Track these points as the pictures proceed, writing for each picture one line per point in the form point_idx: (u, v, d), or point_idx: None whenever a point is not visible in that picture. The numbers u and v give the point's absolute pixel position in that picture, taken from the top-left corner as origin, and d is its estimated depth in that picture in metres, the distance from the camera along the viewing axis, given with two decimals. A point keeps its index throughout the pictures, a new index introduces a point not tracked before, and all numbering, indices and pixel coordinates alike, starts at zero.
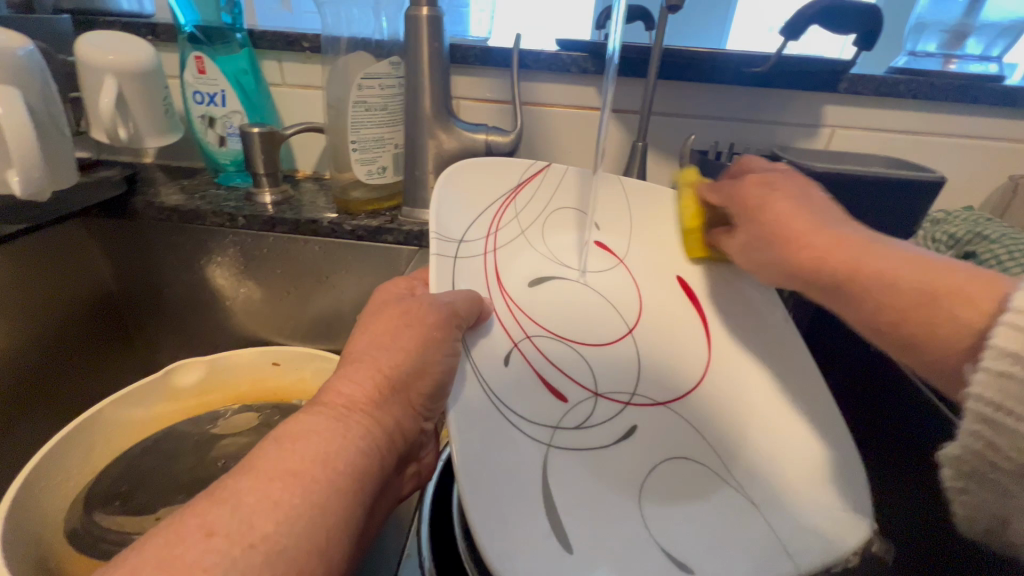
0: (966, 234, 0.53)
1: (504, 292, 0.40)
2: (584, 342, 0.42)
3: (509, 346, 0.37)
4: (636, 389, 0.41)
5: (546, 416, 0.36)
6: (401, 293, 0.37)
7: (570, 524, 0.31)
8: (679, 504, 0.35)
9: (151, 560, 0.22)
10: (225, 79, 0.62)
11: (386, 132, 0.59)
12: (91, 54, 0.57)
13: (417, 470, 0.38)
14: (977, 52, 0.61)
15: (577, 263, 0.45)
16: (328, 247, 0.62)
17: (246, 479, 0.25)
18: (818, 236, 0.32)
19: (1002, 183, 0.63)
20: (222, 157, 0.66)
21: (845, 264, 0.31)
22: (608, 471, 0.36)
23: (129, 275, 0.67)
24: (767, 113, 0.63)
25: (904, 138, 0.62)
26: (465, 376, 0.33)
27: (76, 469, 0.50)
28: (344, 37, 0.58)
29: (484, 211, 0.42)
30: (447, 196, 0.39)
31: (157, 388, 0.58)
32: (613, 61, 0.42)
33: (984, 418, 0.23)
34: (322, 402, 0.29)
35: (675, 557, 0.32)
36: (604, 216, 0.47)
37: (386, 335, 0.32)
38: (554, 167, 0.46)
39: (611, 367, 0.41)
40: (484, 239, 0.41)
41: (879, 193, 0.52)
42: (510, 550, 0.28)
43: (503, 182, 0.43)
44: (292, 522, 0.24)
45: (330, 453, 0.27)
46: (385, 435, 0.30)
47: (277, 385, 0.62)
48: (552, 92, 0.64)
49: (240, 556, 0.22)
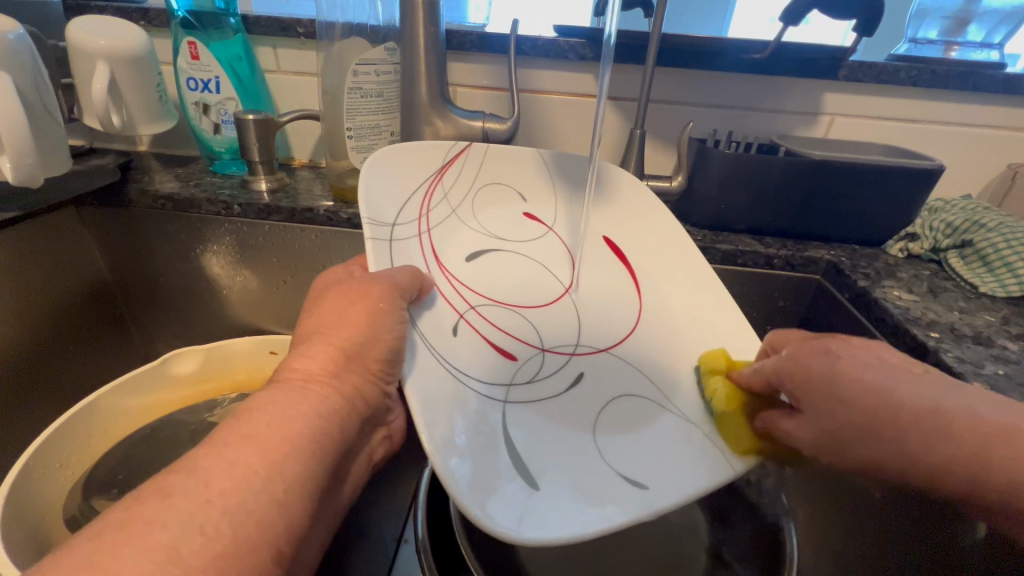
0: (964, 222, 0.53)
1: (443, 269, 0.42)
2: (524, 304, 0.43)
3: (454, 317, 0.39)
4: (579, 340, 0.42)
5: (499, 375, 0.37)
6: (342, 274, 0.37)
7: (529, 462, 0.32)
8: (628, 431, 0.36)
9: (116, 527, 0.21)
10: (219, 65, 0.61)
11: (382, 120, 0.59)
12: (83, 39, 0.56)
13: (386, 435, 0.39)
14: (978, 39, 0.61)
15: (511, 234, 0.47)
16: (324, 236, 0.61)
17: (206, 448, 0.25)
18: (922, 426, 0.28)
19: (1001, 172, 0.63)
20: (218, 145, 0.66)
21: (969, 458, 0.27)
22: (561, 416, 0.36)
23: (125, 265, 0.67)
24: (766, 101, 0.62)
25: (904, 127, 0.62)
26: (415, 346, 0.34)
27: (74, 456, 0.51)
28: (338, 22, 0.57)
29: (414, 193, 0.42)
30: (375, 182, 0.39)
31: (155, 377, 0.58)
32: (609, 47, 0.41)
33: None
34: (277, 378, 0.30)
35: (628, 476, 0.32)
36: (530, 188, 0.49)
37: (335, 312, 0.33)
38: (477, 145, 0.46)
39: (553, 327, 0.42)
40: (416, 221, 0.42)
41: (876, 180, 0.51)
42: (474, 487, 0.28)
43: (428, 164, 0.44)
44: (252, 483, 0.24)
45: (284, 418, 0.27)
46: (341, 399, 0.30)
47: (276, 374, 0.62)
48: (550, 79, 0.64)
49: (198, 513, 0.22)
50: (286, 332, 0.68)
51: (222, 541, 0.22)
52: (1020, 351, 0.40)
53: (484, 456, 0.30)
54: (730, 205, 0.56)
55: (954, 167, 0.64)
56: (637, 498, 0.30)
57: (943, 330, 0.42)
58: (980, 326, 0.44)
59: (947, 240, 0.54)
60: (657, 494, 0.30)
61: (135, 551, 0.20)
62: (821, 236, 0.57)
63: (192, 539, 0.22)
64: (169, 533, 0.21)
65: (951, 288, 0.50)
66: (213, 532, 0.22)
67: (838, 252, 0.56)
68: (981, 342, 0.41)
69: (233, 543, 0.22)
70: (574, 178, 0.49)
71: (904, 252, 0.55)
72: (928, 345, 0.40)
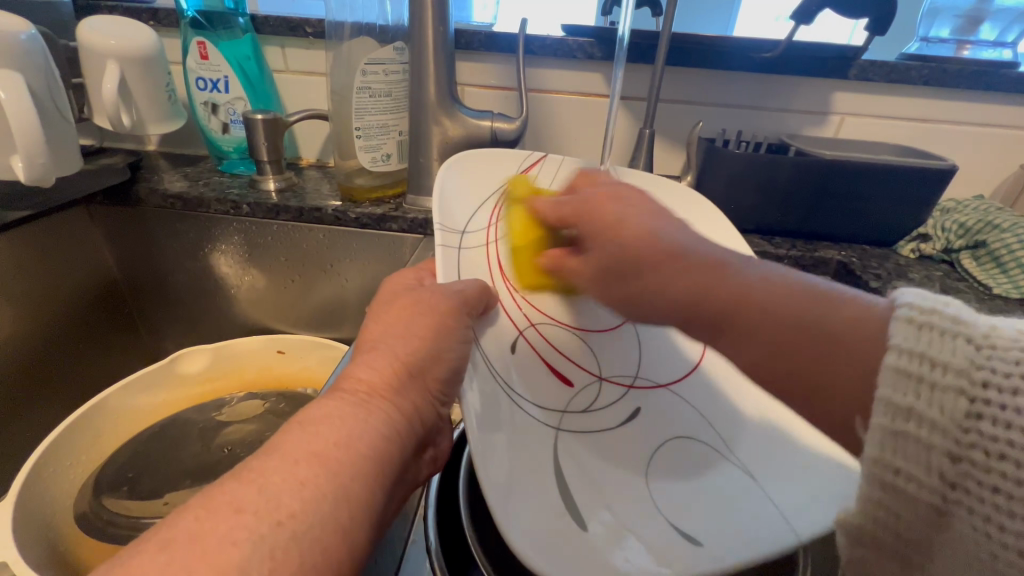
0: (977, 223, 0.52)
1: (509, 281, 0.41)
2: (586, 328, 0.43)
3: (514, 334, 0.40)
4: (638, 372, 0.43)
5: (554, 402, 0.39)
6: (410, 283, 0.37)
7: (580, 505, 0.33)
8: (685, 479, 0.37)
9: (179, 539, 0.21)
10: (227, 65, 0.61)
11: (391, 119, 0.58)
12: (95, 39, 0.56)
13: (433, 455, 0.34)
14: (990, 38, 0.60)
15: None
16: (333, 235, 0.61)
17: (276, 458, 0.24)
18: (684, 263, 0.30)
19: (1013, 172, 0.63)
20: (226, 145, 0.66)
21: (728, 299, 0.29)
22: (615, 453, 0.39)
23: (135, 264, 0.67)
24: (775, 100, 0.62)
25: (915, 127, 0.61)
26: (476, 364, 0.34)
27: (84, 454, 0.51)
28: (348, 23, 0.57)
29: (484, 203, 0.42)
30: (447, 187, 0.40)
31: (164, 375, 0.58)
32: (622, 47, 0.40)
33: (883, 485, 0.21)
34: (342, 389, 0.28)
35: (684, 532, 0.34)
36: None
37: (398, 324, 0.32)
38: (552, 156, 0.47)
39: (614, 355, 0.43)
40: (487, 229, 0.41)
41: (890, 180, 0.51)
42: (527, 529, 0.29)
43: (501, 174, 0.44)
44: (321, 504, 0.23)
45: (345, 431, 0.26)
46: (404, 420, 0.28)
47: (283, 373, 0.62)
48: (558, 79, 0.64)
49: (269, 534, 0.21)
50: (296, 331, 0.68)
51: (290, 565, 0.21)
52: None
53: (538, 495, 0.31)
54: (738, 206, 0.55)
55: (966, 167, 0.63)
56: (688, 557, 0.32)
57: None
58: None
59: (960, 240, 0.53)
60: (713, 553, 0.32)
61: (204, 567, 0.20)
62: (830, 236, 0.56)
63: (263, 561, 0.20)
64: (243, 553, 0.20)
65: (965, 289, 0.50)
66: (278, 551, 0.21)
67: (848, 252, 0.55)
68: None
69: (298, 567, 0.21)
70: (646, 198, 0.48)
71: (916, 252, 0.55)
72: None
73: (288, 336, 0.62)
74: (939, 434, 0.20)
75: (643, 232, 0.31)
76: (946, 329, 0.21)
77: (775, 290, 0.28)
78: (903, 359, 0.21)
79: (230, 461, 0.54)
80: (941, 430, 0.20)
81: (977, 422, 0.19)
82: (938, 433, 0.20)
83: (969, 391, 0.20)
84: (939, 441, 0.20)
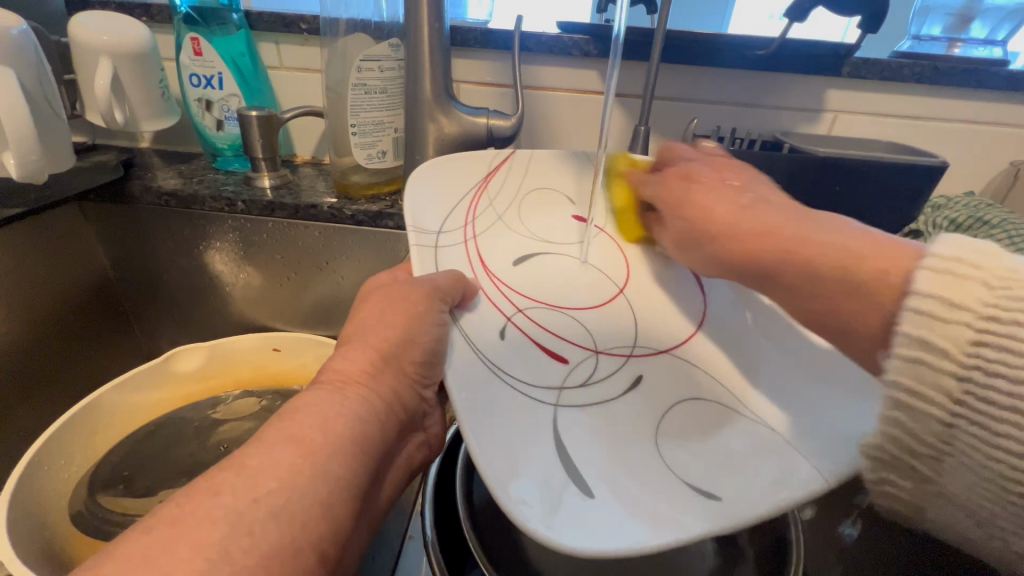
0: (967, 219, 0.53)
1: (491, 273, 0.42)
2: (577, 307, 0.42)
3: (503, 321, 0.38)
4: (635, 342, 0.41)
5: (549, 379, 0.36)
6: (386, 281, 0.38)
7: (585, 472, 0.30)
8: (696, 440, 0.34)
9: (168, 520, 0.22)
10: (222, 62, 0.61)
11: (387, 116, 0.58)
12: (87, 35, 0.56)
13: (424, 440, 0.37)
14: (981, 36, 0.61)
15: (559, 237, 0.47)
16: (328, 232, 0.61)
17: (261, 447, 0.25)
18: (748, 224, 0.33)
19: (1004, 169, 0.63)
20: (221, 142, 0.66)
21: (776, 250, 0.32)
22: (618, 419, 0.36)
23: (128, 262, 0.66)
24: (770, 97, 0.62)
25: (906, 125, 0.62)
26: (455, 343, 0.33)
27: (78, 453, 0.51)
28: (342, 18, 0.57)
29: (459, 203, 0.44)
30: (419, 191, 0.41)
31: (158, 374, 0.58)
32: (617, 43, 0.40)
33: (899, 403, 0.26)
34: (320, 379, 0.30)
35: (700, 488, 0.30)
36: (579, 191, 0.49)
37: (374, 314, 0.34)
38: (520, 152, 0.48)
39: (606, 328, 0.42)
40: (462, 229, 0.43)
41: (880, 176, 0.51)
42: (526, 496, 0.27)
43: (473, 174, 0.45)
44: (299, 482, 0.24)
45: (326, 422, 0.27)
46: (382, 406, 0.30)
47: (280, 370, 0.62)
48: (553, 76, 0.64)
49: (246, 510, 0.22)
50: (291, 328, 0.68)
51: (268, 539, 0.22)
52: None
53: (531, 462, 0.29)
54: None
55: (957, 164, 0.64)
56: (705, 507, 0.29)
57: None
58: None
59: None
60: (733, 508, 0.28)
61: (188, 546, 0.21)
62: None
63: (242, 535, 0.22)
64: (220, 530, 0.22)
65: None
66: (256, 527, 0.22)
67: None
68: None
69: (275, 540, 0.22)
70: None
71: None
72: None
73: (285, 334, 0.62)
74: (947, 357, 0.24)
75: (720, 207, 0.35)
76: (966, 273, 0.24)
77: (843, 238, 0.30)
78: (923, 301, 0.25)
79: (225, 458, 0.54)
80: (949, 355, 0.24)
81: (978, 347, 0.24)
82: (944, 357, 0.24)
83: (974, 322, 0.24)
84: (946, 363, 0.24)
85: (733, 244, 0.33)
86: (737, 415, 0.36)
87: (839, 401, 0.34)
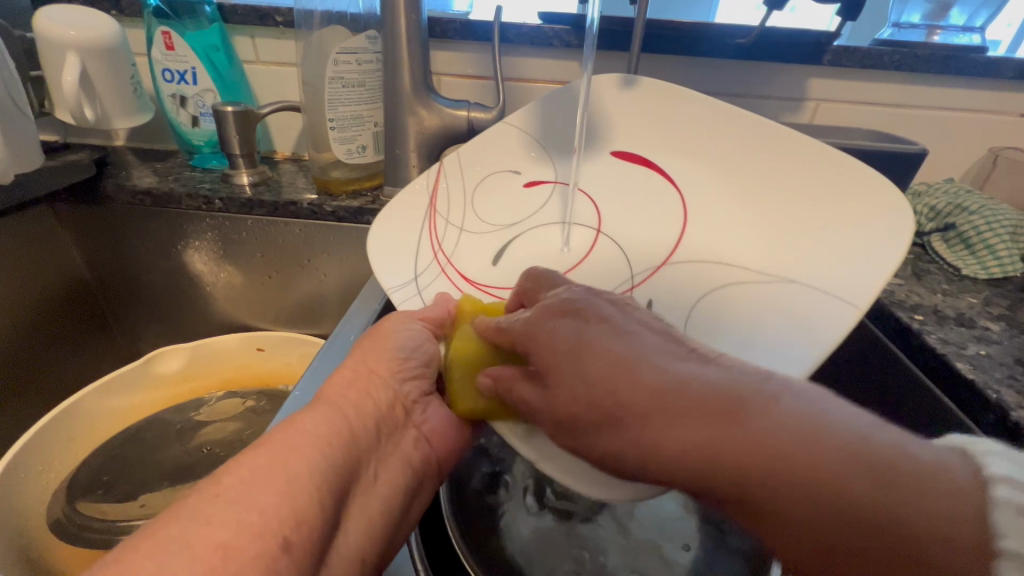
0: (947, 206, 0.53)
1: (473, 284, 0.43)
2: (567, 271, 0.43)
3: None
4: (634, 273, 0.42)
5: None
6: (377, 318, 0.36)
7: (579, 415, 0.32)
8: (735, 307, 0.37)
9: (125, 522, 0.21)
10: (195, 56, 0.60)
11: (365, 110, 0.57)
12: (51, 29, 0.54)
13: (417, 436, 0.33)
14: (960, 23, 0.61)
15: (526, 210, 0.46)
16: (309, 229, 0.60)
17: None
18: (645, 393, 0.23)
19: (984, 155, 0.64)
20: (197, 139, 0.65)
21: (735, 461, 0.20)
22: None
23: (104, 263, 0.65)
24: (752, 88, 0.62)
25: (888, 113, 0.62)
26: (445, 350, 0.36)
27: (56, 459, 0.50)
28: (317, 11, 0.55)
29: (420, 238, 0.44)
30: (381, 258, 0.43)
31: (139, 376, 0.57)
32: (592, 32, 0.38)
33: None
34: None
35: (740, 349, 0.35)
36: (521, 160, 0.48)
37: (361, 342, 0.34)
38: (448, 159, 0.47)
39: (601, 279, 0.43)
40: (433, 260, 0.43)
41: (858, 165, 0.52)
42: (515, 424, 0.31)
43: (418, 204, 0.46)
44: (262, 481, 0.23)
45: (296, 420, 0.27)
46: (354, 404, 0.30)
47: (263, 371, 0.61)
48: (535, 67, 0.63)
49: (204, 506, 0.22)
50: (277, 329, 0.67)
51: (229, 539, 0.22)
52: (1001, 332, 0.41)
53: None
54: None
55: (938, 151, 0.64)
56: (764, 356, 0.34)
57: (927, 312, 0.43)
58: (962, 308, 0.44)
59: (931, 223, 0.54)
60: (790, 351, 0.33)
61: (144, 543, 0.21)
62: None
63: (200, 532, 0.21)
64: (175, 528, 0.21)
65: (935, 270, 0.50)
66: (214, 523, 0.21)
67: None
68: (964, 323, 0.41)
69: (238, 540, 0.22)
70: (565, 133, 0.47)
71: None
72: (911, 327, 0.41)
73: (267, 333, 0.60)
74: None
75: (615, 353, 0.24)
76: None
77: (801, 436, 0.20)
78: None
79: (208, 461, 0.53)
80: None
81: None
82: None
83: None
84: None
85: (636, 425, 0.23)
86: (775, 281, 0.37)
87: (860, 264, 0.35)
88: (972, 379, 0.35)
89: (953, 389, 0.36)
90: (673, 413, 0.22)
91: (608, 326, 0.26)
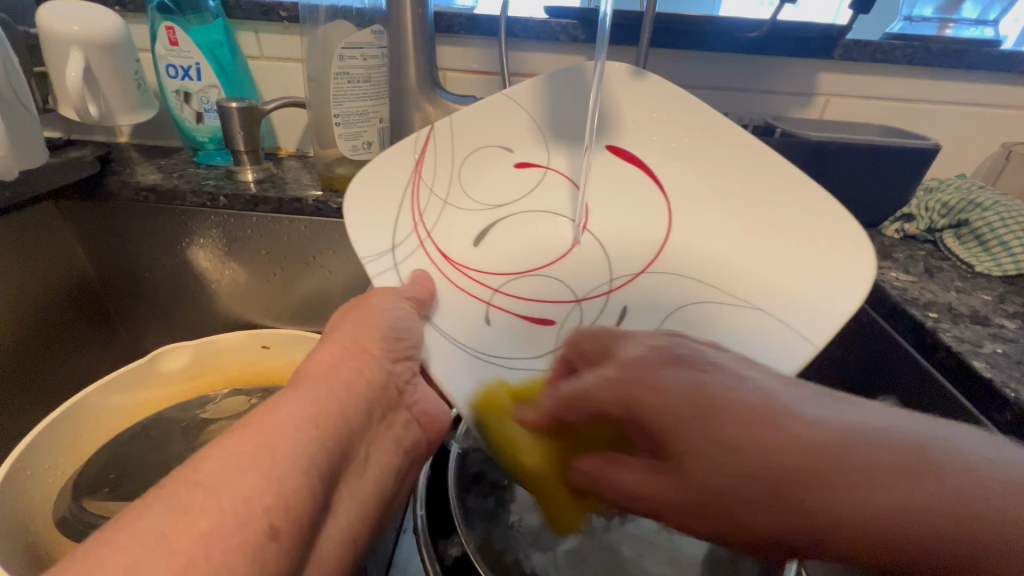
0: (958, 202, 0.53)
1: (454, 264, 0.42)
2: (549, 262, 0.44)
3: (483, 308, 0.40)
4: (613, 276, 0.43)
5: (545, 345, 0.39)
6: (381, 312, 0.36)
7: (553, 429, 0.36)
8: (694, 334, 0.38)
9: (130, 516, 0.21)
10: (199, 51, 0.59)
11: (371, 106, 0.56)
12: (55, 24, 0.54)
13: (411, 419, 0.34)
14: (973, 16, 0.60)
15: (512, 194, 0.46)
16: (314, 225, 0.60)
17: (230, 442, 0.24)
18: (803, 451, 0.21)
19: (996, 151, 0.63)
20: (200, 135, 0.64)
21: (910, 515, 0.20)
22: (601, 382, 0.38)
23: (108, 260, 0.65)
24: (760, 83, 0.61)
25: (897, 108, 0.61)
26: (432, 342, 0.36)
27: (63, 456, 0.50)
28: (322, 5, 0.55)
29: (403, 205, 0.41)
30: (356, 219, 0.39)
31: (144, 373, 0.56)
32: (604, 26, 0.38)
33: None
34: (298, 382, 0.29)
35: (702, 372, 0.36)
36: (517, 137, 0.46)
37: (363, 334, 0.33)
38: (439, 123, 0.43)
39: (582, 275, 0.43)
40: (414, 232, 0.41)
41: (868, 160, 0.51)
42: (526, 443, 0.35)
43: (405, 165, 0.42)
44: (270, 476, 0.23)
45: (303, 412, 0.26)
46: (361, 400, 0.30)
47: (268, 368, 0.60)
48: (541, 62, 0.63)
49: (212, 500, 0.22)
50: (282, 325, 0.67)
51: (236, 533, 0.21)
52: (1017, 330, 0.40)
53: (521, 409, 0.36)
54: None
55: (950, 146, 0.63)
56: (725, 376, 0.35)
57: (941, 310, 0.42)
58: (977, 306, 0.43)
59: (943, 220, 0.54)
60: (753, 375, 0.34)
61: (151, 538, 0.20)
62: None
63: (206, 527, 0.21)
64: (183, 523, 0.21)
65: (948, 268, 0.50)
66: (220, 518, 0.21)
67: None
68: (979, 320, 0.41)
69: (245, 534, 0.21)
70: (570, 122, 0.46)
71: (900, 232, 0.55)
72: (925, 324, 0.40)
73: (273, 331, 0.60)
74: None
75: (747, 404, 0.23)
76: None
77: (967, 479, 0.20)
78: None
79: None
80: None
81: None
82: None
83: None
84: None
85: (797, 488, 0.21)
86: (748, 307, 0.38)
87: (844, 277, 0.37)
88: (990, 378, 0.34)
89: (970, 386, 0.35)
90: (846, 471, 0.20)
91: (722, 377, 0.24)
